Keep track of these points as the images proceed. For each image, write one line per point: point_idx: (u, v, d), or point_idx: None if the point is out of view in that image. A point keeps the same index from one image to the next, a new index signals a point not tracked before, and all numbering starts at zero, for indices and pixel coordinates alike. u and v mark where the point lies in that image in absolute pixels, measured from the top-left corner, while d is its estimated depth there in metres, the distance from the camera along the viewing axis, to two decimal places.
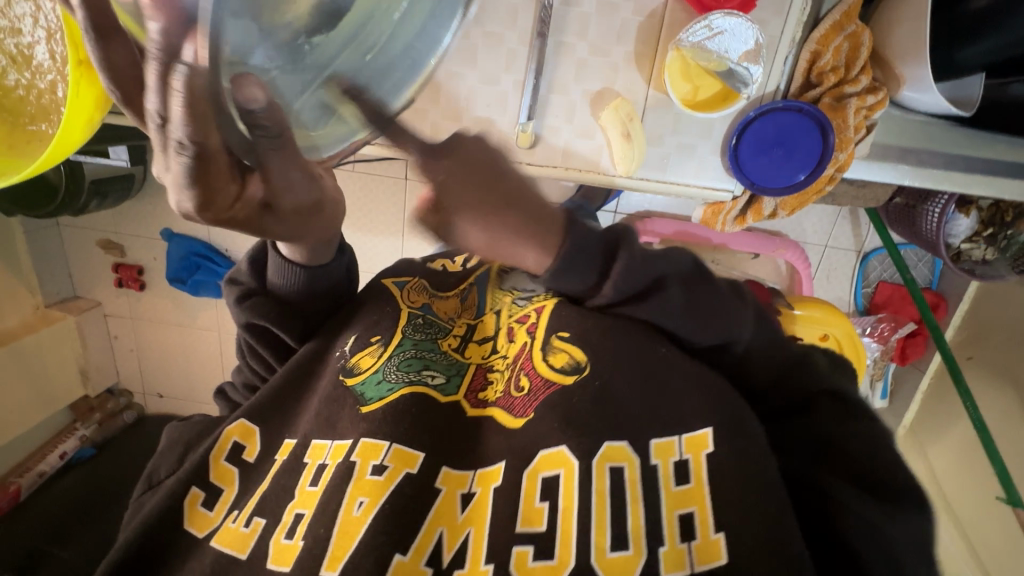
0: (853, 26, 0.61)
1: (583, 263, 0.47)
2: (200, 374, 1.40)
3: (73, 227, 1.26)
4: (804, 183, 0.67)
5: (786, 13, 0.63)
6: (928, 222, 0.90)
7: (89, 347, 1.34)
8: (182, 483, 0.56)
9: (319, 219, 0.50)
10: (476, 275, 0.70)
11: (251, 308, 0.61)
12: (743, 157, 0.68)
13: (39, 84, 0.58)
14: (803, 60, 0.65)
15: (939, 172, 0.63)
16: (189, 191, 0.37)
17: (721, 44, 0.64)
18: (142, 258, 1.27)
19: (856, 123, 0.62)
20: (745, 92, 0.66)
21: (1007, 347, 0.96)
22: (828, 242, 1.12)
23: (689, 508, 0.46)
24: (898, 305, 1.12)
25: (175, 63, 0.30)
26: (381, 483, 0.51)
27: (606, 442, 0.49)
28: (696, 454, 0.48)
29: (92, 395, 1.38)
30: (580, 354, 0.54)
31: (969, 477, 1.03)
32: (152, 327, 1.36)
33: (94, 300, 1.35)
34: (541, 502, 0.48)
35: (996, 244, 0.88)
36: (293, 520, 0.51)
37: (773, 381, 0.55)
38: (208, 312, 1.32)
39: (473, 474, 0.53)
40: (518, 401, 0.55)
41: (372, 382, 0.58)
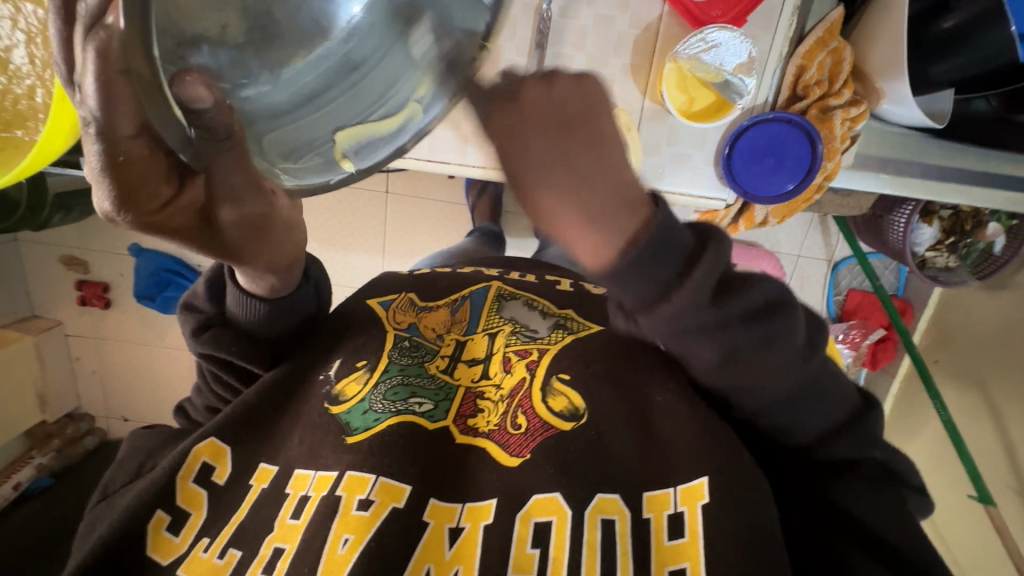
0: (835, 42, 0.64)
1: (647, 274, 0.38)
2: (168, 396, 1.34)
3: (33, 243, 1.20)
4: (794, 193, 0.68)
5: (775, 28, 0.66)
6: (895, 231, 0.93)
7: (47, 370, 1.26)
8: (147, 506, 0.53)
9: (266, 240, 0.50)
10: (471, 290, 0.69)
11: (210, 340, 0.60)
12: (734, 167, 0.69)
13: (14, 89, 0.56)
14: (789, 74, 0.67)
15: (916, 182, 0.66)
16: (108, 188, 0.37)
17: (717, 57, 0.65)
18: (108, 275, 1.21)
19: (842, 133, 0.65)
20: (739, 102, 0.68)
21: (969, 350, 1.01)
22: (801, 252, 1.16)
23: (682, 564, 0.46)
24: (867, 311, 1.16)
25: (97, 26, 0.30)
26: (367, 520, 0.50)
27: (598, 495, 0.50)
28: (691, 505, 0.48)
29: (50, 420, 1.30)
30: (579, 400, 0.55)
31: (941, 476, 1.06)
32: (117, 347, 1.30)
33: (54, 320, 1.28)
34: (533, 548, 0.48)
35: (957, 251, 0.94)
36: (273, 554, 0.49)
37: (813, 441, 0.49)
38: (178, 330, 1.26)
39: (462, 507, 0.52)
40: (514, 439, 0.55)
41: (359, 411, 0.57)
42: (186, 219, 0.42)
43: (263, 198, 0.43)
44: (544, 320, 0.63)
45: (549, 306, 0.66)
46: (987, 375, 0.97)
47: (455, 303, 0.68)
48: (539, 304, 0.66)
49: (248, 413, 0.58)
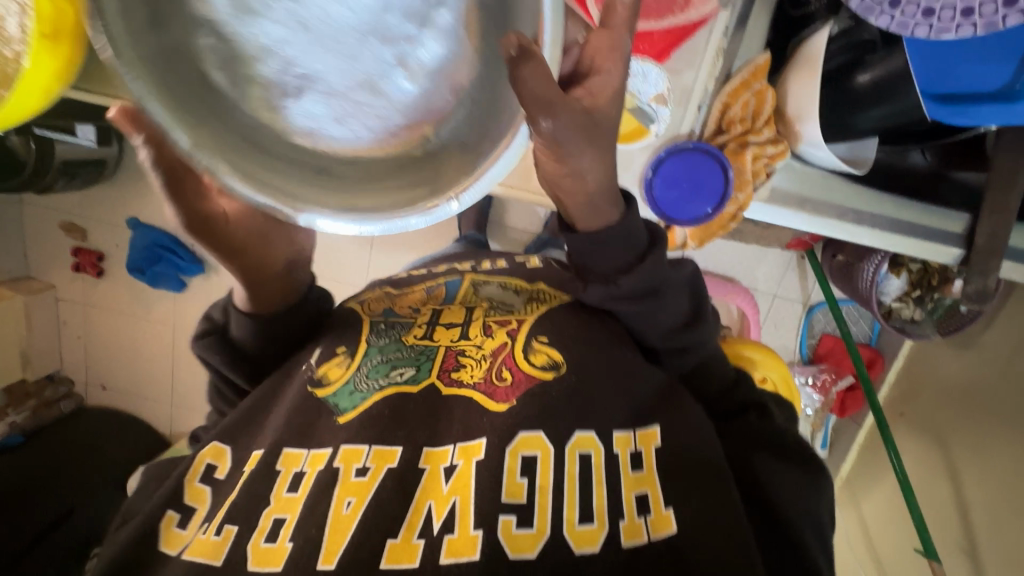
0: (759, 84, 0.57)
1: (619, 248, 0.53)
2: (148, 369, 1.37)
3: (36, 206, 1.25)
4: (710, 219, 0.60)
5: (699, 64, 0.55)
6: (864, 277, 0.95)
7: (33, 329, 1.30)
8: (159, 507, 0.55)
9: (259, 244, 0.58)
10: (448, 280, 0.74)
11: (206, 343, 0.61)
12: (652, 193, 0.60)
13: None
14: (715, 109, 0.59)
15: (833, 222, 0.62)
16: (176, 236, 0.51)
17: (631, 84, 0.55)
18: (104, 245, 1.25)
19: (756, 169, 0.59)
20: (653, 129, 0.58)
21: (932, 405, 1.02)
22: (777, 291, 1.19)
23: (644, 490, 0.52)
24: (838, 358, 1.17)
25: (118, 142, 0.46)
26: (366, 484, 0.52)
27: (577, 431, 0.54)
28: (648, 446, 0.55)
29: (30, 380, 1.33)
30: (557, 354, 0.59)
31: (895, 528, 1.06)
32: (105, 316, 1.33)
33: (47, 283, 1.31)
34: (522, 478, 0.51)
35: (923, 305, 0.95)
36: (273, 524, 0.51)
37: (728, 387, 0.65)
38: (166, 305, 1.30)
39: (455, 448, 0.54)
40: (500, 389, 0.57)
41: (345, 393, 0.60)
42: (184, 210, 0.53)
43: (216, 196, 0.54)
44: (518, 296, 0.69)
45: (520, 285, 0.71)
46: (947, 431, 0.98)
47: (429, 288, 0.74)
48: (512, 284, 0.71)
49: (250, 412, 0.61)
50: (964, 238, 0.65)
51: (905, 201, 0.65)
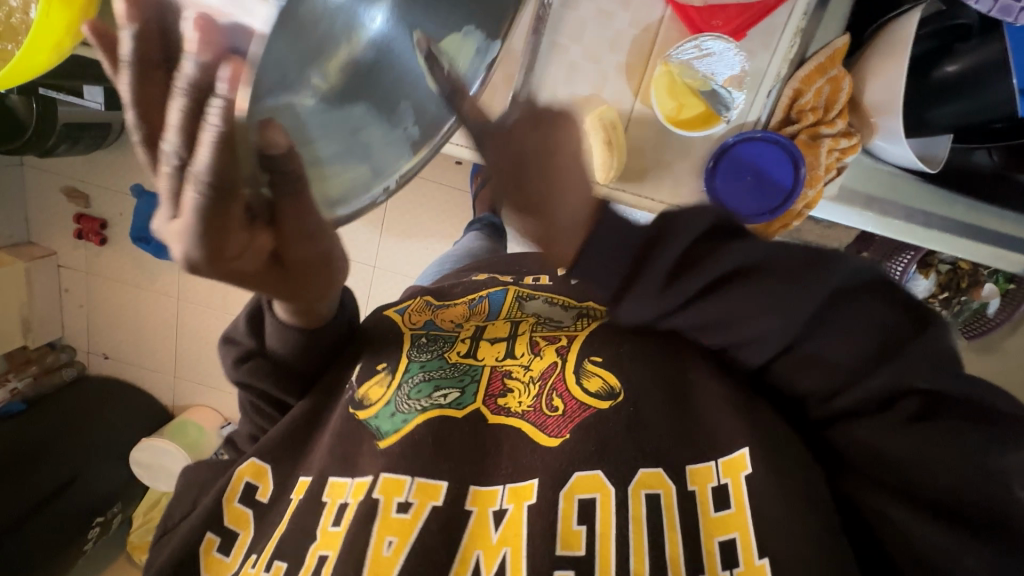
0: (836, 71, 0.60)
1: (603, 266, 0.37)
2: (152, 341, 1.35)
3: (37, 169, 1.20)
4: (773, 215, 0.65)
5: (773, 48, 0.62)
6: (891, 277, 0.91)
7: (35, 296, 1.27)
8: (198, 529, 0.58)
9: (325, 269, 0.51)
10: (491, 292, 0.71)
11: (250, 370, 0.62)
12: (717, 183, 0.65)
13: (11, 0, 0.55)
14: (785, 96, 0.63)
15: (900, 224, 0.65)
16: (196, 246, 0.37)
17: (708, 66, 0.63)
18: (107, 212, 1.22)
19: (828, 163, 0.63)
20: (726, 116, 0.64)
21: None
22: None
23: (731, 534, 0.45)
24: None
25: (205, 98, 0.29)
26: (409, 522, 0.51)
27: (641, 468, 0.49)
28: (735, 476, 0.46)
29: (31, 347, 1.31)
30: (614, 380, 0.55)
31: None
32: (108, 285, 1.30)
33: (48, 249, 1.28)
34: (579, 524, 0.47)
35: (949, 307, 0.93)
36: (318, 561, 0.52)
37: (898, 418, 0.39)
38: (170, 277, 1.27)
39: (503, 490, 0.52)
40: (551, 421, 0.54)
41: (387, 415, 0.60)
42: (255, 263, 0.43)
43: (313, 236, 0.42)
44: (567, 312, 0.65)
45: (569, 300, 0.67)
46: None
47: (472, 301, 0.71)
48: (559, 300, 0.67)
49: (291, 434, 0.62)
50: None
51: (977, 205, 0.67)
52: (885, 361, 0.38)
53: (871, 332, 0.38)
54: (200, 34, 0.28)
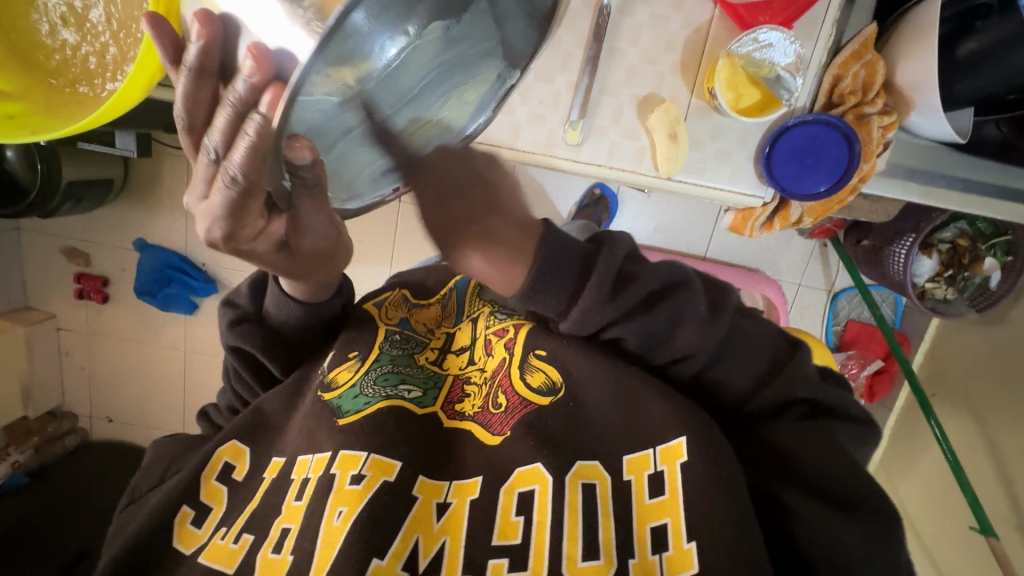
0: (870, 55, 0.66)
1: (557, 283, 0.47)
2: (155, 397, 1.30)
3: (34, 232, 1.18)
4: (824, 195, 0.70)
5: (816, 38, 0.67)
6: (895, 262, 0.96)
7: (34, 363, 1.23)
8: (174, 501, 0.54)
9: (326, 263, 0.53)
10: (456, 283, 0.74)
11: (240, 333, 0.61)
12: (774, 165, 0.69)
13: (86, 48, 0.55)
14: (825, 83, 0.68)
15: (944, 192, 0.69)
16: (219, 224, 0.39)
17: (767, 55, 0.67)
18: (109, 269, 1.20)
19: (878, 138, 0.67)
20: (787, 99, 0.68)
21: (965, 382, 1.04)
22: (801, 281, 1.19)
23: (663, 519, 0.47)
24: (866, 343, 1.18)
25: (249, 113, 0.33)
26: (360, 492, 0.50)
27: (578, 462, 0.51)
28: (671, 464, 0.49)
29: (31, 417, 1.25)
30: (557, 374, 0.57)
31: (938, 509, 1.06)
32: (109, 344, 1.27)
33: (47, 312, 1.25)
34: (517, 516, 0.49)
35: (955, 284, 0.97)
36: (279, 534, 0.50)
37: (746, 395, 0.54)
38: (175, 329, 1.24)
39: (449, 484, 0.53)
40: (496, 418, 0.57)
41: (349, 396, 0.58)
42: (266, 248, 0.45)
43: (330, 225, 0.45)
44: (523, 301, 0.67)
45: None
46: (983, 407, 0.99)
47: (443, 301, 0.73)
48: None
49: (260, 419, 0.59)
50: None
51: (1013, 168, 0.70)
52: (730, 342, 0.52)
53: (757, 359, 0.53)
54: (253, 61, 0.31)
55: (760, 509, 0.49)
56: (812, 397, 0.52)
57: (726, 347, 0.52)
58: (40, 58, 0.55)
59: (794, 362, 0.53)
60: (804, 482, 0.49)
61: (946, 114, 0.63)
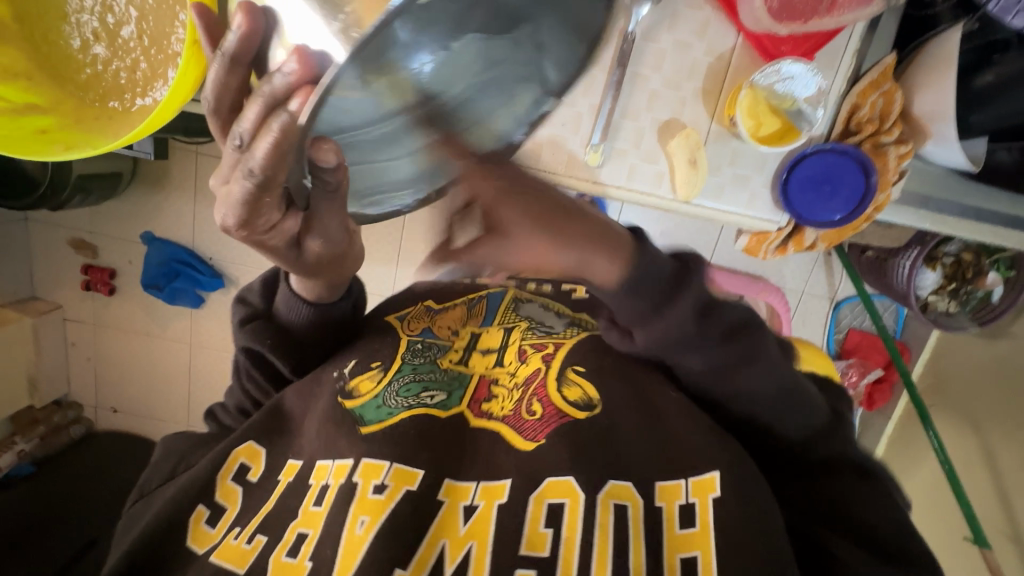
0: (888, 85, 0.67)
1: (646, 301, 0.49)
2: (160, 389, 1.32)
3: (42, 223, 1.19)
4: (840, 223, 0.71)
5: (836, 68, 0.68)
6: (900, 274, 0.97)
7: (41, 353, 1.23)
8: (189, 499, 0.56)
9: (337, 266, 0.53)
10: (489, 291, 0.73)
11: (251, 332, 0.62)
12: (791, 193, 0.70)
13: (116, 63, 0.58)
14: (844, 111, 0.69)
15: (955, 221, 0.71)
16: (236, 210, 0.39)
17: (789, 87, 0.68)
18: (116, 262, 1.20)
19: (895, 167, 0.69)
20: (806, 130, 0.69)
21: (964, 395, 1.05)
22: (804, 289, 1.20)
23: (694, 552, 0.49)
24: (867, 352, 1.19)
25: (278, 109, 0.33)
26: (382, 502, 0.52)
27: (610, 480, 0.53)
28: (702, 497, 0.52)
29: (37, 406, 1.26)
30: (593, 391, 0.59)
31: (936, 521, 1.07)
32: (116, 336, 1.27)
33: (53, 303, 1.25)
34: (546, 527, 0.50)
35: (957, 297, 0.97)
36: (296, 539, 0.52)
37: (800, 443, 0.56)
38: (182, 322, 1.25)
39: (478, 486, 0.54)
40: (528, 425, 0.57)
41: (372, 406, 0.59)
42: (279, 242, 0.44)
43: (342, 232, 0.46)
44: (559, 319, 0.68)
45: (564, 309, 0.71)
46: (982, 417, 1.01)
47: (470, 302, 0.72)
48: (553, 307, 0.71)
49: (273, 417, 0.61)
50: None
51: None
52: (794, 389, 0.55)
53: (816, 411, 0.55)
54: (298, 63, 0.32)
55: (803, 556, 0.54)
56: (860, 459, 0.56)
57: (785, 395, 0.54)
58: (73, 72, 0.59)
59: (840, 437, 0.56)
60: (843, 526, 0.53)
61: (960, 144, 0.65)
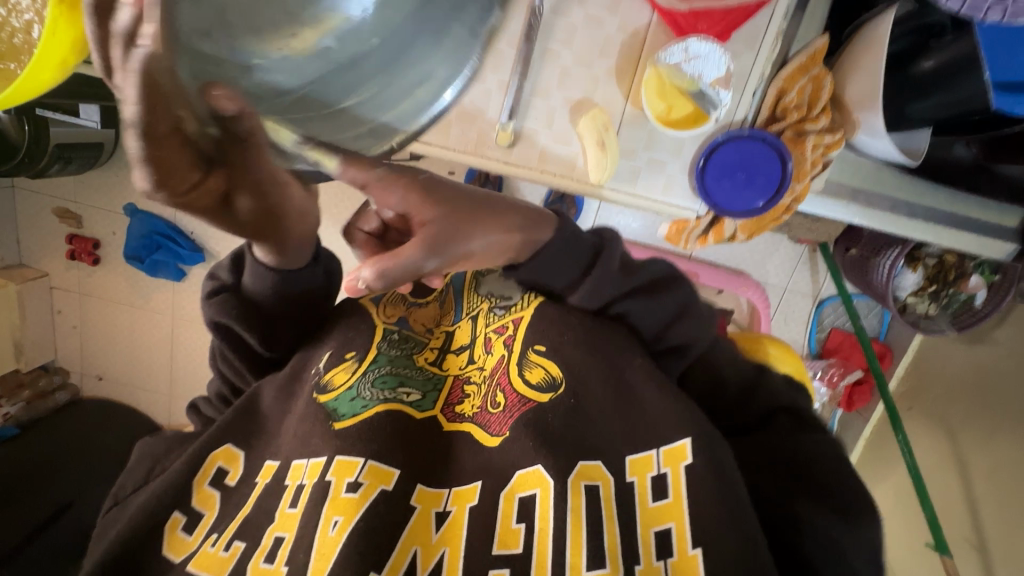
0: (817, 69, 0.64)
1: (566, 262, 0.56)
2: (144, 358, 1.34)
3: (28, 192, 1.21)
4: (762, 210, 0.69)
5: (757, 49, 0.66)
6: (880, 272, 0.94)
7: (28, 319, 1.26)
8: (164, 506, 0.52)
9: (294, 224, 0.45)
10: (454, 273, 0.69)
11: (217, 305, 0.56)
12: (707, 180, 0.69)
13: (13, 22, 0.54)
14: (770, 96, 0.67)
15: (881, 215, 0.69)
16: (142, 172, 0.30)
17: (696, 68, 0.66)
18: (99, 232, 1.22)
19: (813, 158, 0.66)
20: (714, 115, 0.68)
21: (942, 399, 1.03)
22: (787, 285, 1.17)
23: (667, 524, 0.48)
24: (848, 352, 1.17)
25: (135, 40, 0.27)
26: (356, 501, 0.49)
27: (579, 462, 0.50)
28: (674, 466, 0.49)
29: (24, 370, 1.29)
30: (556, 369, 0.56)
31: (904, 521, 1.07)
32: (101, 305, 1.29)
33: (40, 271, 1.27)
34: (518, 523, 0.48)
35: (937, 300, 0.95)
36: (273, 543, 0.48)
37: (745, 389, 0.58)
38: (164, 294, 1.27)
39: (450, 492, 0.52)
40: (494, 418, 0.56)
41: (347, 399, 0.56)
42: (208, 205, 0.36)
43: (278, 187, 0.38)
44: (518, 285, 0.64)
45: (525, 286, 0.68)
46: (957, 425, 0.98)
47: (443, 296, 0.69)
48: None
49: (248, 409, 0.58)
50: (1017, 233, 0.71)
51: (964, 197, 0.70)
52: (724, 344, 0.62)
53: (749, 370, 0.60)
54: None
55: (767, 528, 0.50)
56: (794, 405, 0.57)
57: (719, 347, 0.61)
58: None
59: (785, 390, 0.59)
60: (798, 472, 0.51)
61: (889, 136, 0.62)
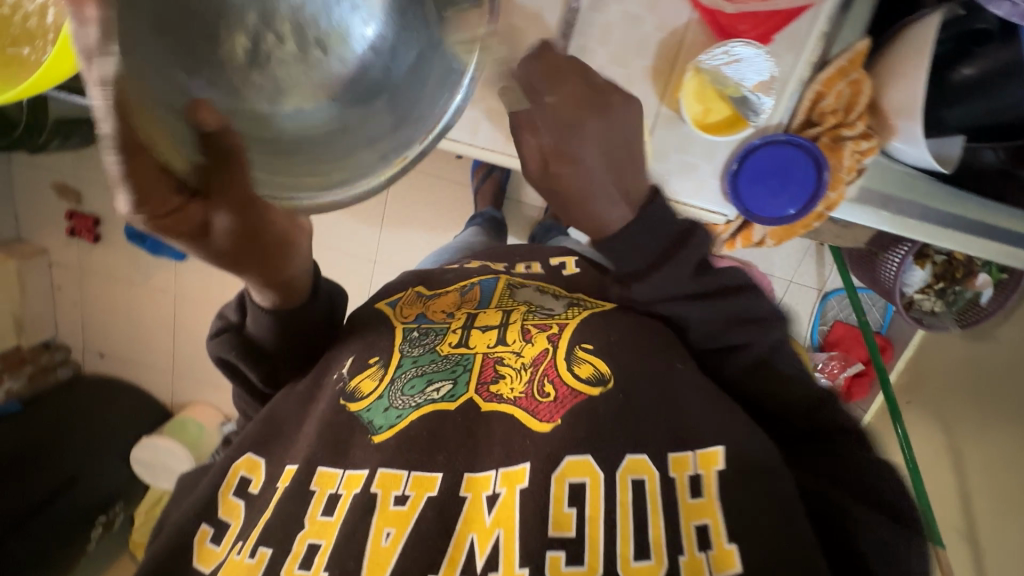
0: (857, 73, 0.63)
1: (647, 242, 0.52)
2: (145, 335, 1.33)
3: (26, 166, 1.19)
4: (793, 218, 0.69)
5: (798, 51, 0.63)
6: (888, 270, 0.94)
7: (28, 295, 1.24)
8: (194, 519, 0.54)
9: (281, 252, 0.49)
10: (482, 278, 0.69)
11: (218, 344, 0.57)
12: (740, 186, 0.68)
13: (25, 3, 0.52)
14: (808, 99, 0.65)
15: (915, 224, 0.68)
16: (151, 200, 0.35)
17: (738, 72, 0.64)
18: (100, 209, 1.20)
19: (850, 164, 0.66)
20: (755, 121, 0.66)
21: (939, 394, 1.04)
22: (793, 279, 1.18)
23: (704, 520, 0.46)
24: (849, 345, 1.17)
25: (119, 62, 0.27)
26: (406, 514, 0.49)
27: (628, 454, 0.49)
28: (709, 469, 0.48)
29: (24, 346, 1.27)
30: (604, 365, 0.55)
31: None
32: (101, 282, 1.28)
33: (39, 247, 1.26)
34: (569, 507, 0.47)
35: (943, 297, 0.96)
36: (307, 550, 0.49)
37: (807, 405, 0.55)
38: (166, 272, 1.25)
39: (497, 474, 0.50)
40: (544, 405, 0.53)
41: (380, 409, 0.56)
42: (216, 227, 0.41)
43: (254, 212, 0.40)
44: (558, 300, 0.64)
45: (559, 291, 0.67)
46: (954, 420, 1.00)
47: (463, 288, 0.69)
48: (550, 289, 0.67)
49: (271, 423, 0.59)
50: None
51: (994, 204, 0.69)
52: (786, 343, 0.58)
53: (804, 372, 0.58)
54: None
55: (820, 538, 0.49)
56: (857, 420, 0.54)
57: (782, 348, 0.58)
58: None
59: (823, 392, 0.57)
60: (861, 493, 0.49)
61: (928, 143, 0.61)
